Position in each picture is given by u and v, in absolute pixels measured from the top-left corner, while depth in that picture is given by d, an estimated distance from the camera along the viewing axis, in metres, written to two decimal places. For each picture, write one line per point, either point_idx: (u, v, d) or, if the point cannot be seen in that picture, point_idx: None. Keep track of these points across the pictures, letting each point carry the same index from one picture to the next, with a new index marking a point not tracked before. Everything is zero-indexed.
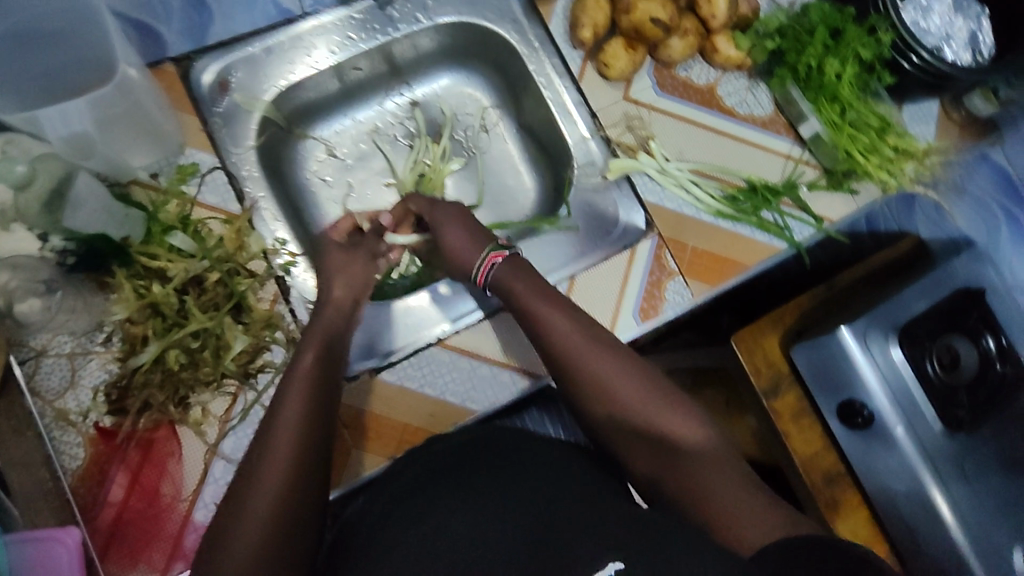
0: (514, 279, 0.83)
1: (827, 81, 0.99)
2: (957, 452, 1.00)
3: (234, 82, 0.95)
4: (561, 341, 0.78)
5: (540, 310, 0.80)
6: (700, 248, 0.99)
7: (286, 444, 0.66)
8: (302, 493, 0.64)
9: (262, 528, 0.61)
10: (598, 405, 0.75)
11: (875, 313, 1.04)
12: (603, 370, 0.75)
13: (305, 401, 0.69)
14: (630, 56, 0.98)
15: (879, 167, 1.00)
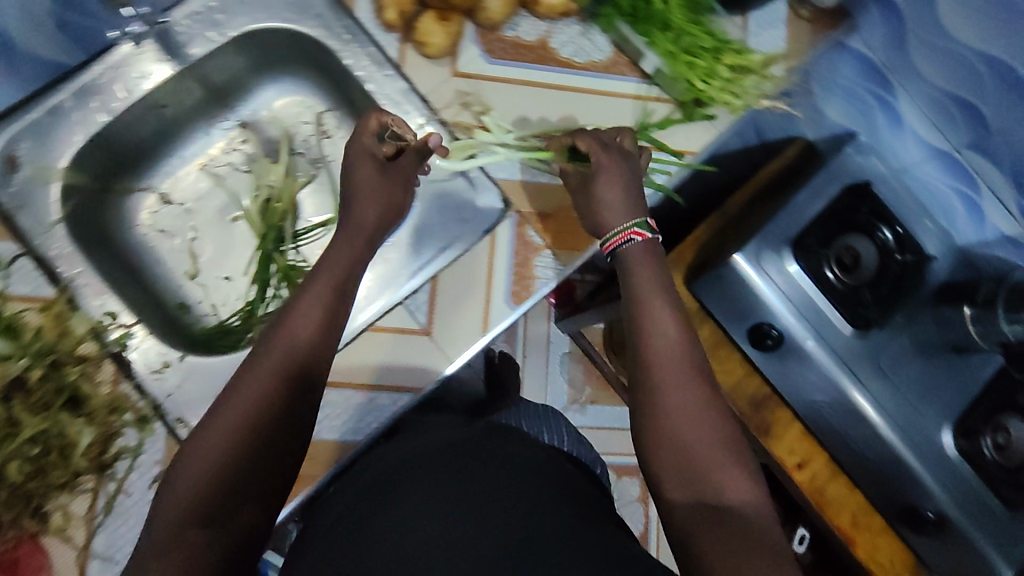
0: (639, 264, 0.69)
1: (654, 10, 0.82)
2: (871, 349, 1.02)
3: (23, 154, 0.75)
4: (655, 341, 0.63)
5: (637, 285, 0.67)
6: (563, 215, 0.85)
7: (230, 429, 0.54)
8: (239, 501, 0.53)
9: (180, 525, 0.51)
10: (649, 412, 0.60)
11: (767, 231, 1.01)
12: (669, 385, 0.60)
13: (268, 385, 0.56)
14: (445, 29, 0.81)
15: (722, 90, 0.82)
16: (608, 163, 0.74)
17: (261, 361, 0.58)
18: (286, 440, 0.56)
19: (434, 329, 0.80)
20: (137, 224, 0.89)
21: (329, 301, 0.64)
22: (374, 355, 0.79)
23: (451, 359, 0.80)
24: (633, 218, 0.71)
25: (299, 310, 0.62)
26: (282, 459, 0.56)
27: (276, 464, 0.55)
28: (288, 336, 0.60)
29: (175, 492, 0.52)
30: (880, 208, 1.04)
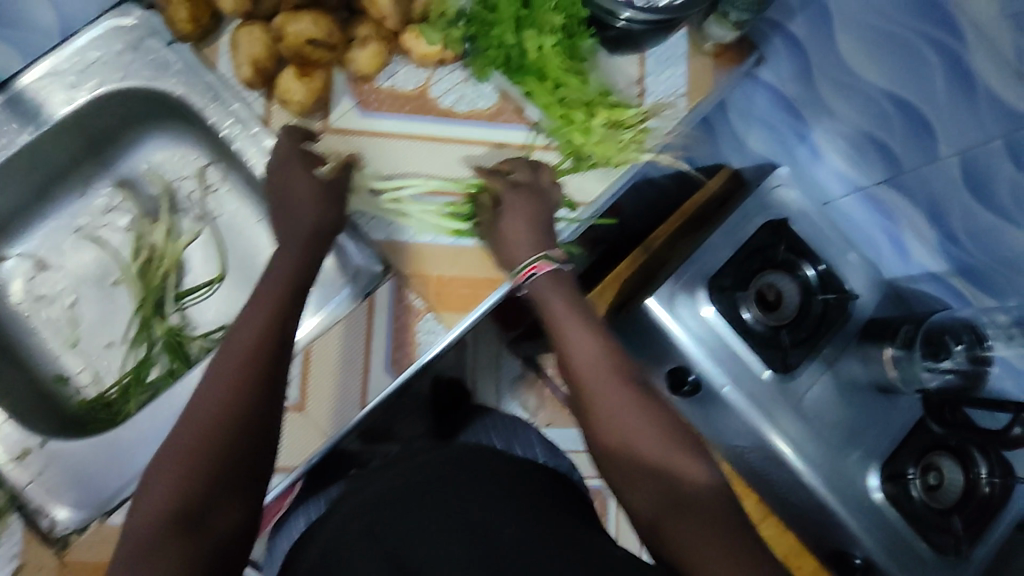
0: (553, 294, 0.68)
1: (529, 60, 0.78)
2: (791, 392, 0.98)
3: None
4: (579, 358, 0.64)
5: (556, 312, 0.67)
6: (446, 276, 0.81)
7: (198, 434, 0.53)
8: (217, 503, 0.52)
9: (157, 528, 0.49)
10: (600, 428, 0.61)
11: (680, 273, 0.97)
12: (608, 399, 0.61)
13: (229, 388, 0.55)
14: (307, 86, 0.76)
15: (601, 144, 0.79)
16: (513, 198, 0.75)
17: (224, 363, 0.57)
18: (259, 437, 0.55)
19: (308, 406, 0.76)
20: (11, 292, 0.87)
21: (282, 301, 0.63)
22: None
23: (327, 435, 0.75)
24: (536, 252, 0.71)
25: (252, 312, 0.61)
26: (257, 459, 0.55)
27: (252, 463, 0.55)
28: (245, 338, 0.59)
29: (148, 505, 0.50)
30: (799, 243, 1.00)
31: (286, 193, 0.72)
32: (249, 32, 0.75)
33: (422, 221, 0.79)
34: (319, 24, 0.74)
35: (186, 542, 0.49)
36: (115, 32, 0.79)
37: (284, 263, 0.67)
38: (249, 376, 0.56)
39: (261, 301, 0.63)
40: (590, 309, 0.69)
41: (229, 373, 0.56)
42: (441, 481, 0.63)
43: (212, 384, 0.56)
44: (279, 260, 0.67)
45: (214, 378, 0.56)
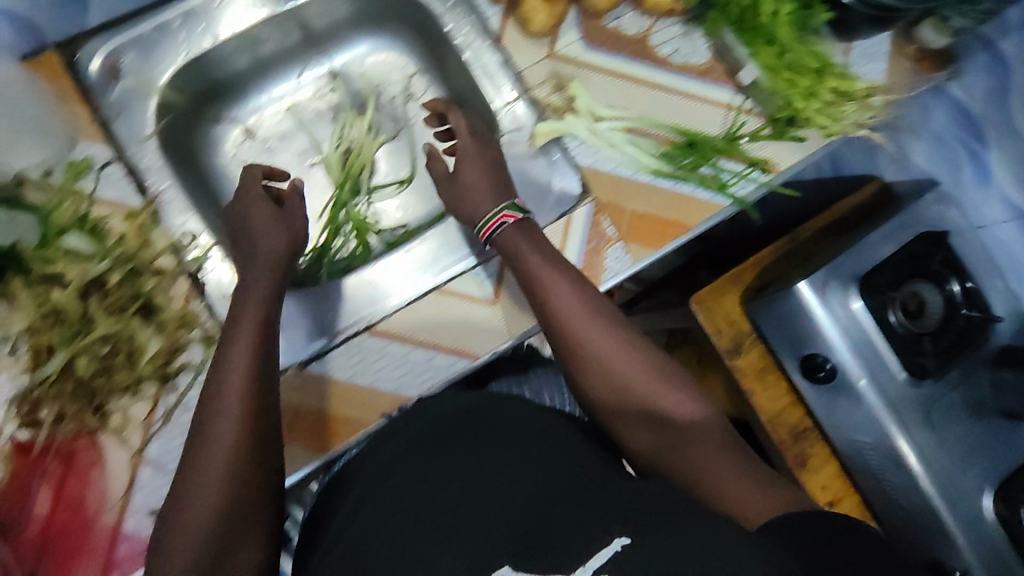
0: (520, 243, 0.75)
1: (763, 22, 0.82)
2: (922, 398, 1.01)
3: (126, 65, 0.79)
4: (563, 315, 0.71)
5: (535, 266, 0.73)
6: (640, 211, 0.85)
7: (209, 489, 0.58)
8: (236, 546, 0.59)
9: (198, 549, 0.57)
10: (590, 374, 0.70)
11: (837, 263, 1.00)
12: (597, 344, 0.70)
13: (227, 444, 0.60)
14: (550, 10, 0.82)
15: (820, 112, 0.81)
16: (473, 150, 0.82)
17: (218, 419, 0.61)
18: (262, 473, 0.62)
19: (501, 301, 0.82)
20: (220, 153, 0.91)
21: (264, 334, 0.67)
22: (439, 317, 0.81)
23: (510, 335, 0.81)
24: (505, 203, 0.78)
25: (234, 364, 0.64)
26: (262, 491, 0.62)
27: (260, 497, 0.61)
28: (232, 393, 0.62)
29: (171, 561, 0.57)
30: (953, 260, 1.03)
31: (247, 228, 0.76)
32: None
33: (626, 156, 0.84)
34: None
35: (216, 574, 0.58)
36: None
37: (262, 294, 0.70)
38: (246, 432, 0.61)
39: (243, 345, 0.65)
40: (559, 258, 0.75)
41: (228, 425, 0.61)
42: (460, 430, 0.70)
43: (210, 440, 0.60)
44: (251, 283, 0.71)
45: (212, 439, 0.60)
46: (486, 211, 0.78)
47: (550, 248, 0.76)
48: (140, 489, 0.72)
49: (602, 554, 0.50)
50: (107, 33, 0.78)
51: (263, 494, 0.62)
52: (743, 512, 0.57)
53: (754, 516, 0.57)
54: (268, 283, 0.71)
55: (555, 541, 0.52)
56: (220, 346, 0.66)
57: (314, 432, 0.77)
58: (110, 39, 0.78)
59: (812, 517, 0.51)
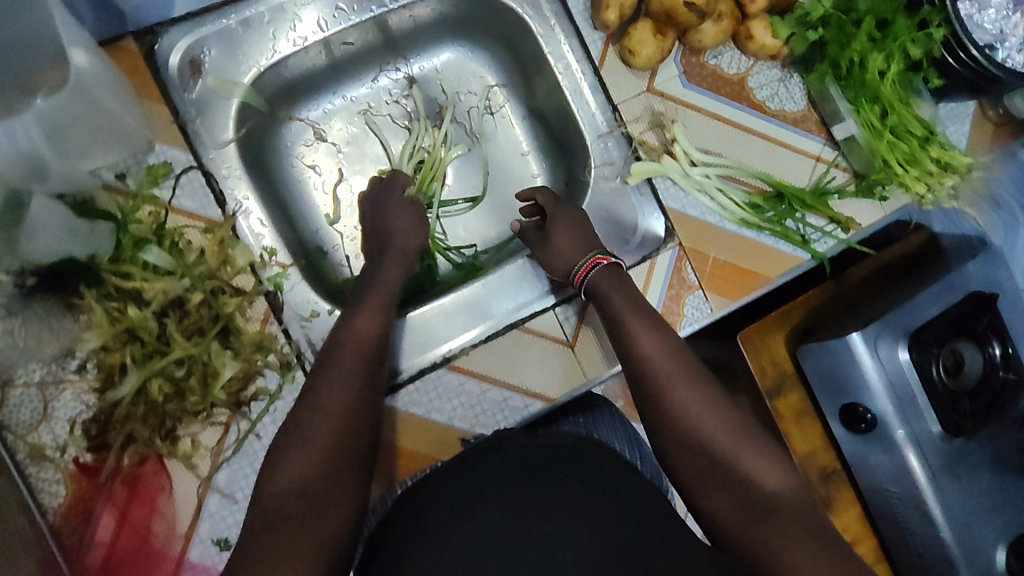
0: (609, 291, 0.73)
1: (871, 80, 0.79)
2: (953, 456, 1.02)
3: (207, 62, 0.73)
4: (650, 362, 0.66)
5: (619, 308, 0.71)
6: (722, 259, 0.84)
7: (327, 422, 0.54)
8: (343, 485, 0.51)
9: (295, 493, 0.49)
10: (671, 431, 0.63)
11: (889, 318, 1.02)
12: (684, 399, 0.64)
13: (348, 385, 0.57)
14: (658, 43, 0.78)
15: (920, 179, 0.80)
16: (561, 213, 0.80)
17: (341, 361, 0.60)
18: (375, 437, 0.57)
19: (577, 345, 0.81)
20: (293, 155, 0.86)
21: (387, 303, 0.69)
22: (517, 356, 0.78)
23: (586, 378, 0.80)
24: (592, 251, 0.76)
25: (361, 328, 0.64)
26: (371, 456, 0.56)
27: (370, 456, 0.55)
28: (358, 346, 0.62)
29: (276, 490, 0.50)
30: (998, 324, 1.05)
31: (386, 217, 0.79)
32: None
33: (716, 203, 0.83)
34: None
35: (319, 522, 0.48)
36: None
37: (385, 280, 0.72)
38: (366, 383, 0.59)
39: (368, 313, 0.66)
40: (647, 307, 0.72)
41: (353, 366, 0.60)
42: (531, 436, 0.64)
43: (334, 378, 0.58)
44: (375, 273, 0.73)
45: (335, 378, 0.58)
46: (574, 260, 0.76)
47: (638, 296, 0.73)
48: (206, 518, 0.68)
49: None
50: (189, 22, 0.72)
51: (371, 458, 0.56)
52: None
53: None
54: (391, 270, 0.73)
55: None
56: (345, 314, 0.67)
57: (386, 465, 0.75)
58: (192, 30, 0.72)
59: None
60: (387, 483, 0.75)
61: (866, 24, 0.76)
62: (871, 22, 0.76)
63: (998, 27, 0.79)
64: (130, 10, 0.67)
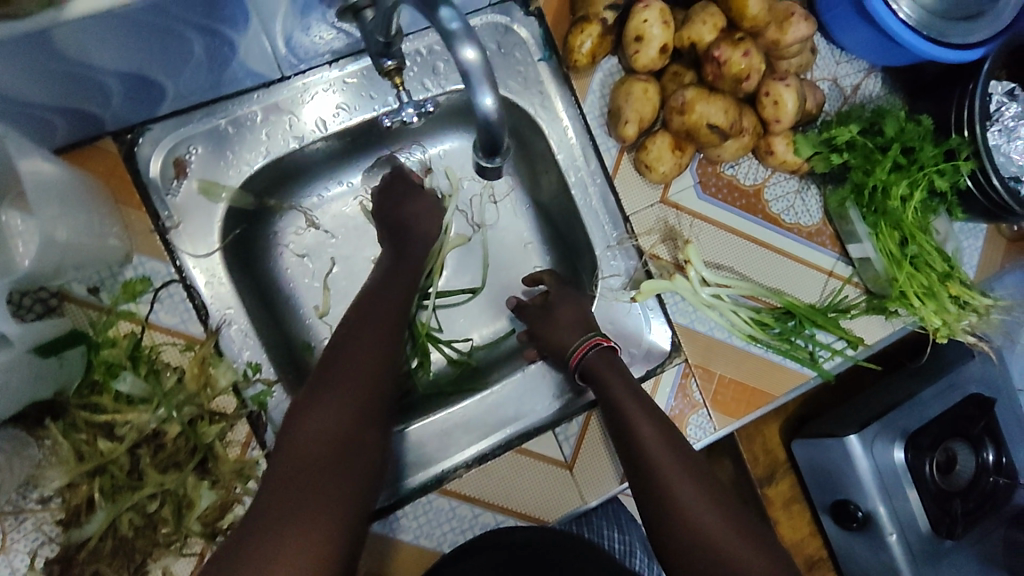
0: (606, 374, 0.69)
1: (894, 208, 0.76)
2: (938, 553, 0.99)
3: (193, 162, 0.67)
4: (645, 451, 0.64)
5: (617, 396, 0.67)
6: (728, 377, 0.81)
7: (342, 393, 0.59)
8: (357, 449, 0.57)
9: (297, 479, 0.53)
10: (676, 537, 0.59)
11: (889, 418, 0.98)
12: (687, 502, 0.60)
13: (357, 370, 0.61)
14: (676, 159, 0.74)
15: (937, 312, 0.77)
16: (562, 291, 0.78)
17: (363, 336, 0.64)
18: (388, 404, 0.62)
19: (576, 465, 0.76)
20: (280, 245, 0.80)
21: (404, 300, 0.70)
22: (513, 477, 0.74)
23: (584, 501, 0.76)
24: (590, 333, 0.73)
25: (382, 307, 0.68)
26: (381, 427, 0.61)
27: (369, 445, 0.58)
28: (374, 325, 0.66)
29: (297, 450, 0.55)
30: (993, 427, 1.03)
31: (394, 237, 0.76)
32: (644, 90, 0.72)
33: (727, 320, 0.79)
34: (728, 114, 0.71)
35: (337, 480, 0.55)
36: (491, 29, 0.75)
37: (398, 291, 0.71)
38: (381, 364, 0.63)
39: (385, 301, 0.68)
40: (648, 399, 0.68)
41: (372, 343, 0.64)
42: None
43: (353, 353, 0.62)
44: (386, 279, 0.72)
45: (354, 351, 0.62)
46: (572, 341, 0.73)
47: (639, 389, 0.69)
48: None
49: None
50: (175, 120, 0.67)
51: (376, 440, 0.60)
52: None
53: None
54: (404, 277, 0.72)
55: None
56: (363, 299, 0.70)
57: None
58: (178, 128, 0.67)
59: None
60: None
61: (893, 152, 0.74)
62: (897, 151, 0.74)
63: None
64: (109, 115, 0.61)
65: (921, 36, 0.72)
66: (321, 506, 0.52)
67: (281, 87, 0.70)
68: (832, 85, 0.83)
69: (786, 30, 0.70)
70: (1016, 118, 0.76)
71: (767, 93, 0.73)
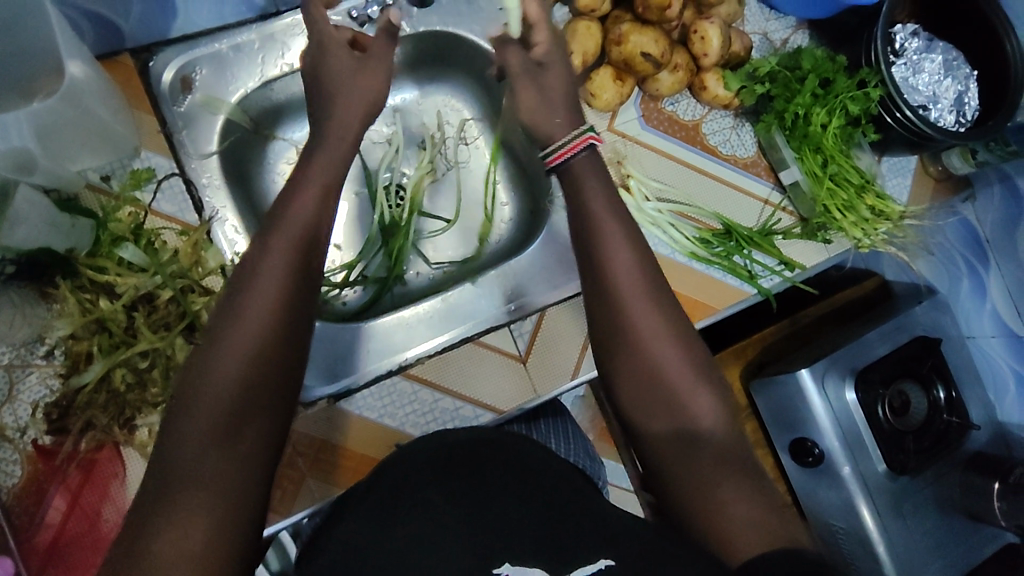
0: (587, 179, 0.69)
1: (812, 132, 0.86)
2: (896, 491, 1.01)
3: (198, 79, 0.79)
4: (615, 278, 0.65)
5: (592, 214, 0.67)
6: (673, 289, 0.88)
7: (225, 373, 0.52)
8: (252, 426, 0.51)
9: (200, 440, 0.49)
10: (631, 359, 0.64)
11: (836, 355, 1.02)
12: (641, 325, 0.64)
13: (265, 309, 0.55)
14: (618, 88, 0.85)
15: (855, 225, 0.89)
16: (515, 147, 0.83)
17: (253, 295, 0.55)
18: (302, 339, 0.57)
19: (530, 359, 0.85)
20: (273, 170, 0.90)
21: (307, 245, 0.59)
22: (470, 368, 0.83)
23: (536, 393, 0.84)
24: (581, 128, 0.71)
25: (275, 260, 0.57)
26: (280, 392, 0.54)
27: (277, 393, 0.54)
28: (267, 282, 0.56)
29: (184, 431, 0.50)
30: (942, 367, 1.07)
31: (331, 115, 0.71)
32: (587, 26, 0.83)
33: (669, 236, 0.87)
34: (658, 43, 0.81)
35: (227, 459, 0.49)
36: None
37: (297, 232, 0.59)
38: (277, 317, 0.55)
39: (280, 254, 0.57)
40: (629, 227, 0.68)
41: (264, 305, 0.55)
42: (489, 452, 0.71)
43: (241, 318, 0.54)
44: (284, 215, 0.61)
45: (241, 315, 0.54)
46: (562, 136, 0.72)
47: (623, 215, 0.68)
48: None
49: (584, 568, 0.55)
50: (184, 44, 0.79)
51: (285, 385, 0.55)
52: (728, 535, 0.56)
53: (740, 544, 0.56)
54: (301, 220, 0.60)
55: (562, 546, 0.58)
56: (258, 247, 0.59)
57: (337, 469, 0.78)
58: (187, 51, 0.79)
59: (778, 555, 0.53)
60: (336, 486, 0.78)
61: (808, 82, 0.83)
62: (812, 80, 0.83)
63: (930, 89, 0.86)
64: (128, 29, 0.74)
65: None
66: (229, 456, 0.49)
67: (273, 20, 0.82)
68: (763, 37, 0.94)
69: None
70: (918, 52, 0.87)
71: (694, 31, 0.84)
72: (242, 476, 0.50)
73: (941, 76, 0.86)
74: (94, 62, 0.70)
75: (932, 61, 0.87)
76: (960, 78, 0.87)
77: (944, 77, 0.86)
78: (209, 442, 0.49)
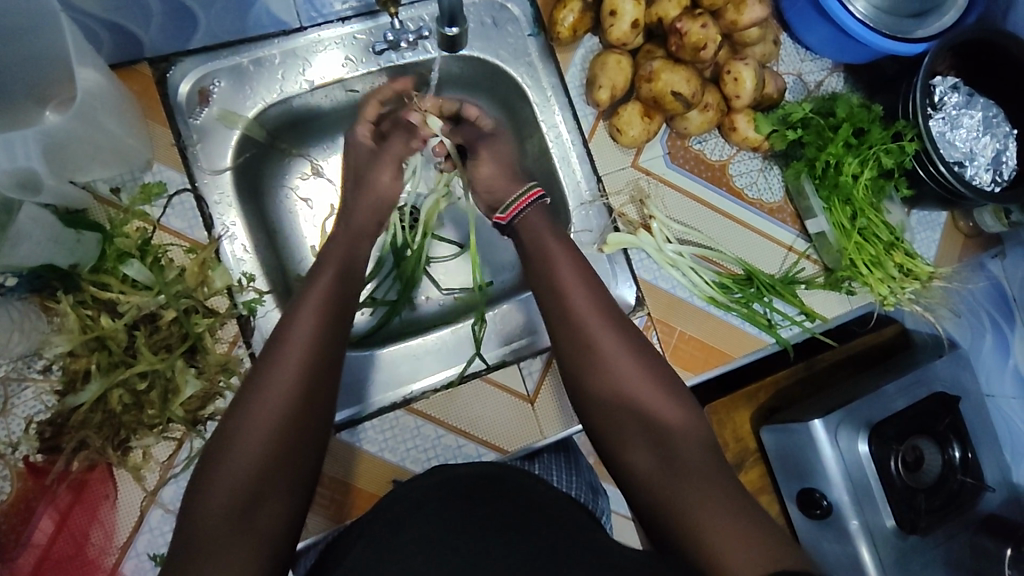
0: (540, 227, 0.77)
1: (844, 182, 0.83)
2: (906, 552, 0.96)
3: (217, 92, 0.76)
4: (575, 309, 0.71)
5: (552, 248, 0.75)
6: (689, 334, 0.86)
7: (247, 452, 0.54)
8: (271, 503, 0.53)
9: (221, 520, 0.51)
10: (597, 381, 0.69)
11: (852, 406, 0.98)
12: (606, 348, 0.70)
13: (286, 388, 0.57)
14: (645, 125, 0.82)
15: (882, 282, 0.86)
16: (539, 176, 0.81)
17: (277, 373, 0.58)
18: (323, 419, 0.59)
19: (537, 400, 0.82)
20: (287, 186, 0.87)
21: (327, 319, 0.63)
22: (475, 405, 0.81)
23: (542, 436, 0.82)
24: (529, 185, 0.79)
25: (296, 336, 0.60)
26: (300, 474, 0.56)
27: (296, 475, 0.55)
28: (290, 359, 0.59)
29: (205, 509, 0.51)
30: (958, 425, 1.03)
31: None
32: (617, 61, 0.81)
33: (688, 280, 0.85)
34: (690, 83, 0.79)
35: (246, 535, 0.51)
36: (486, 6, 0.84)
37: (313, 305, 0.63)
38: (299, 400, 0.57)
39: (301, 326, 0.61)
40: (594, 280, 0.74)
41: (287, 379, 0.57)
42: (488, 490, 0.68)
43: (264, 396, 0.56)
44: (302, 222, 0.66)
45: (262, 395, 0.56)
46: (513, 193, 0.80)
47: (587, 266, 0.75)
48: (145, 532, 0.69)
49: None
50: (204, 56, 0.77)
51: (304, 467, 0.56)
52: (712, 546, 0.56)
53: (720, 554, 0.56)
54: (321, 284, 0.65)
55: None
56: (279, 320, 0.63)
57: (332, 502, 0.76)
58: (205, 63, 0.76)
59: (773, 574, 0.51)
60: (330, 518, 0.76)
61: (842, 131, 0.80)
62: (846, 129, 0.80)
63: (968, 146, 0.84)
64: (147, 39, 0.72)
65: (868, 28, 0.81)
66: (247, 537, 0.50)
67: (294, 35, 0.79)
68: (796, 79, 0.91)
69: (743, 12, 0.79)
70: (958, 107, 0.84)
71: (728, 72, 0.82)
72: (259, 555, 0.51)
73: (980, 133, 0.84)
74: (106, 70, 0.68)
75: (972, 116, 0.84)
76: (999, 136, 0.84)
77: (982, 135, 0.83)
78: (229, 521, 0.51)
